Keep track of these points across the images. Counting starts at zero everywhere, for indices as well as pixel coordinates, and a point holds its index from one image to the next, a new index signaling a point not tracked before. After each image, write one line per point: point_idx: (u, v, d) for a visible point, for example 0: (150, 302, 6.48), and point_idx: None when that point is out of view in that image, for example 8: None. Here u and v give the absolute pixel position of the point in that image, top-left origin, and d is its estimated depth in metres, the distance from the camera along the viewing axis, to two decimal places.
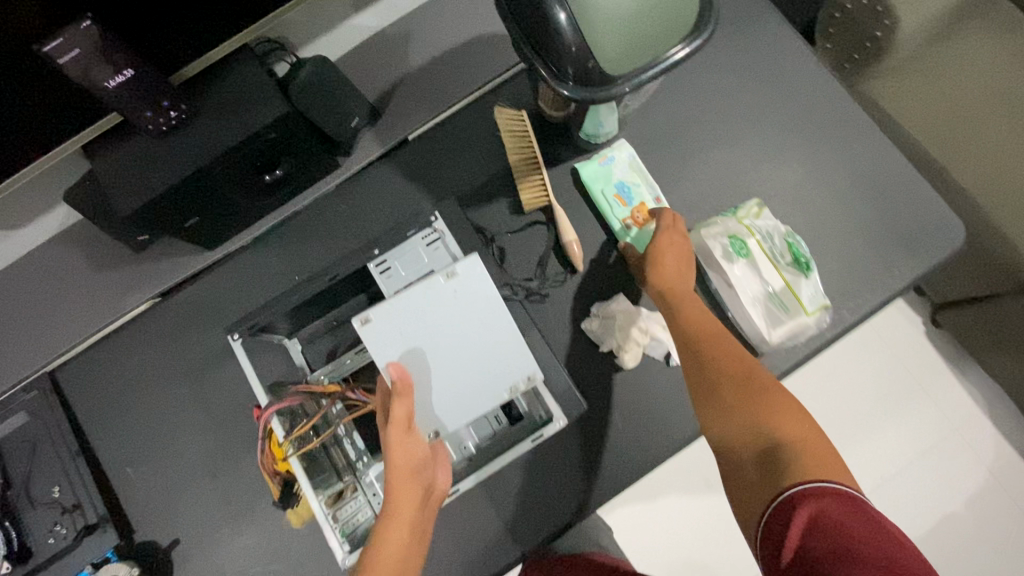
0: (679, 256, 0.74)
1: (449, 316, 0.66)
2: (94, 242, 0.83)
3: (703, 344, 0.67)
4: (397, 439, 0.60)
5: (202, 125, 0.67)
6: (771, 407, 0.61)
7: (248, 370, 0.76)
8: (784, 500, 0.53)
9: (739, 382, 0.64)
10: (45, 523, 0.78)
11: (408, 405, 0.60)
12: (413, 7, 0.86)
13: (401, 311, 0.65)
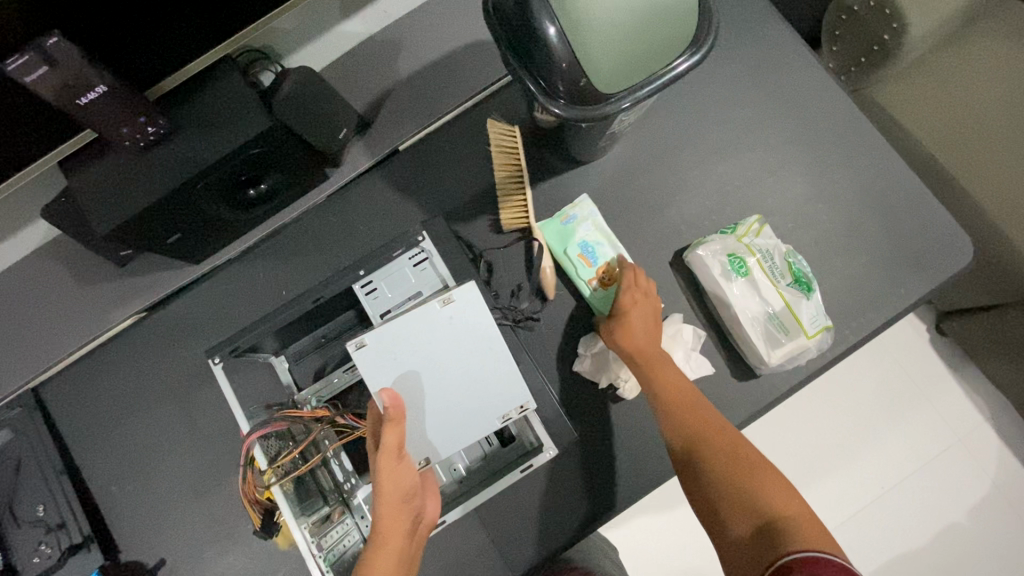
0: (649, 315, 0.71)
1: (444, 339, 0.63)
2: (77, 255, 0.81)
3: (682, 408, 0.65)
4: (387, 468, 0.57)
5: (182, 140, 0.65)
6: (758, 477, 0.59)
7: (228, 394, 0.71)
8: (781, 568, 0.51)
9: (722, 451, 0.62)
10: (28, 543, 0.76)
11: (400, 433, 0.57)
12: (403, 13, 0.83)
13: (396, 333, 0.62)
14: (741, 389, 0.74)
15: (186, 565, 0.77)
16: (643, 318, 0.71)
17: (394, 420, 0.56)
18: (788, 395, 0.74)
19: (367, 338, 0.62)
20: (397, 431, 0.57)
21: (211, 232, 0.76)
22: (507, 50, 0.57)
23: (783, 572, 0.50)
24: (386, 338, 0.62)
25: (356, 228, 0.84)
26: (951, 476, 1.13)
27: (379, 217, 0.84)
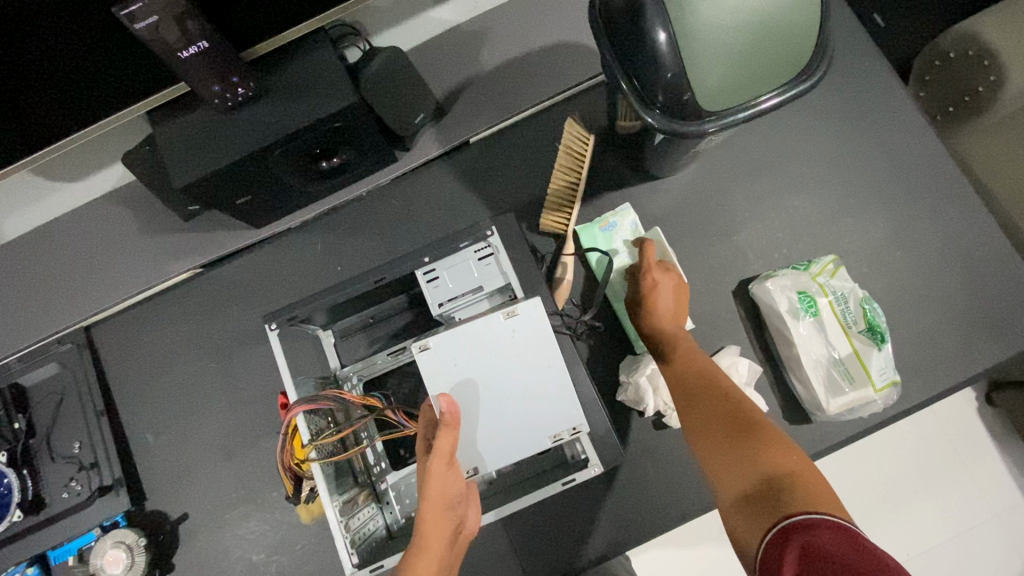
0: (668, 298, 0.70)
1: (505, 347, 0.62)
2: (146, 205, 0.83)
3: (689, 383, 0.63)
4: (435, 470, 0.57)
5: (268, 104, 0.66)
6: (759, 443, 0.54)
7: (280, 362, 0.68)
8: (780, 530, 0.46)
9: (723, 418, 0.58)
10: (63, 477, 0.78)
11: (452, 437, 0.57)
12: (493, 7, 0.83)
13: (458, 336, 0.63)
14: (791, 432, 0.71)
15: (206, 525, 0.77)
16: (665, 298, 0.70)
17: (449, 426, 0.56)
18: (840, 445, 0.71)
19: (430, 341, 0.62)
20: (451, 435, 0.57)
21: (280, 199, 0.77)
22: (609, 54, 0.57)
23: (780, 534, 0.46)
24: (449, 341, 0.62)
25: (417, 213, 0.84)
26: (989, 555, 1.07)
27: (442, 205, 0.83)
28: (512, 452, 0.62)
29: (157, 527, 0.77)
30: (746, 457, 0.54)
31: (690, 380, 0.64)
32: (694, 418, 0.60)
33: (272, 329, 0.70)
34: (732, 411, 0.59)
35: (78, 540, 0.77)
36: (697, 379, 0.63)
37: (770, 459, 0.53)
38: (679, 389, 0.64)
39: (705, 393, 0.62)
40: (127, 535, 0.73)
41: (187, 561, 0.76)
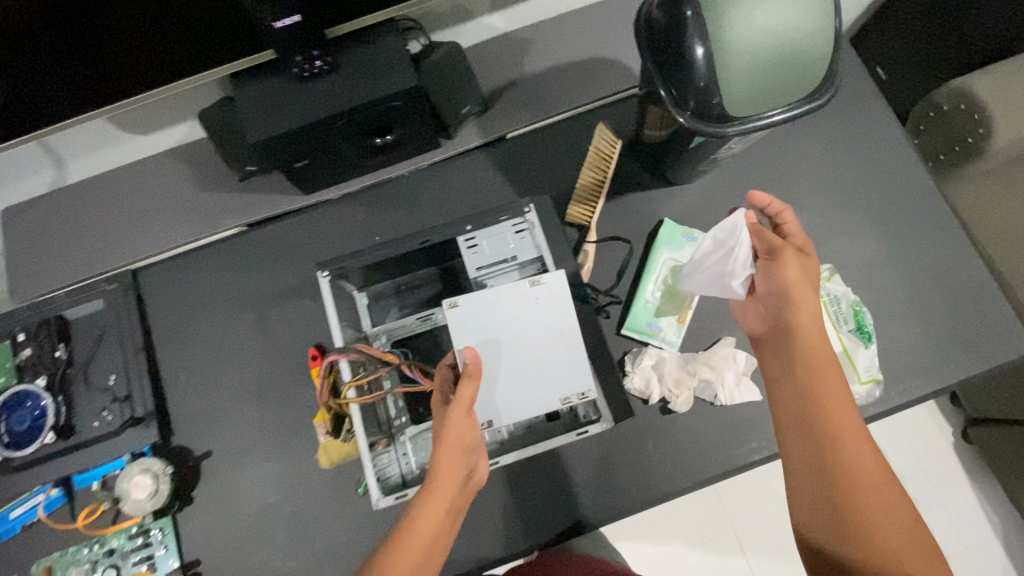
0: (805, 292, 0.66)
1: (529, 312, 0.69)
2: (205, 164, 0.90)
3: (836, 417, 0.61)
4: (455, 417, 0.63)
5: (338, 79, 0.73)
6: (902, 524, 0.57)
7: (330, 310, 0.76)
8: None
9: (864, 479, 0.58)
10: (97, 406, 0.83)
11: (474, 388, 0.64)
12: (538, 21, 0.92)
13: (488, 300, 0.69)
14: None
15: (227, 464, 0.81)
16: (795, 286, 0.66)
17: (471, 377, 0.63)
18: None
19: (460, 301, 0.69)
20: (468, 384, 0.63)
21: (331, 167, 0.84)
22: (651, 63, 0.66)
23: None
24: (478, 302, 0.69)
25: (453, 196, 0.91)
26: None
27: (477, 190, 0.90)
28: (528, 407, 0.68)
29: (180, 462, 0.80)
30: (894, 539, 0.56)
31: (828, 410, 0.61)
32: (836, 466, 0.59)
33: (324, 276, 0.77)
34: (880, 475, 0.59)
35: (105, 467, 0.80)
36: (839, 417, 0.61)
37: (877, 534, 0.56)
38: (813, 419, 0.62)
39: (851, 431, 0.60)
40: (154, 464, 0.77)
41: (207, 496, 0.80)
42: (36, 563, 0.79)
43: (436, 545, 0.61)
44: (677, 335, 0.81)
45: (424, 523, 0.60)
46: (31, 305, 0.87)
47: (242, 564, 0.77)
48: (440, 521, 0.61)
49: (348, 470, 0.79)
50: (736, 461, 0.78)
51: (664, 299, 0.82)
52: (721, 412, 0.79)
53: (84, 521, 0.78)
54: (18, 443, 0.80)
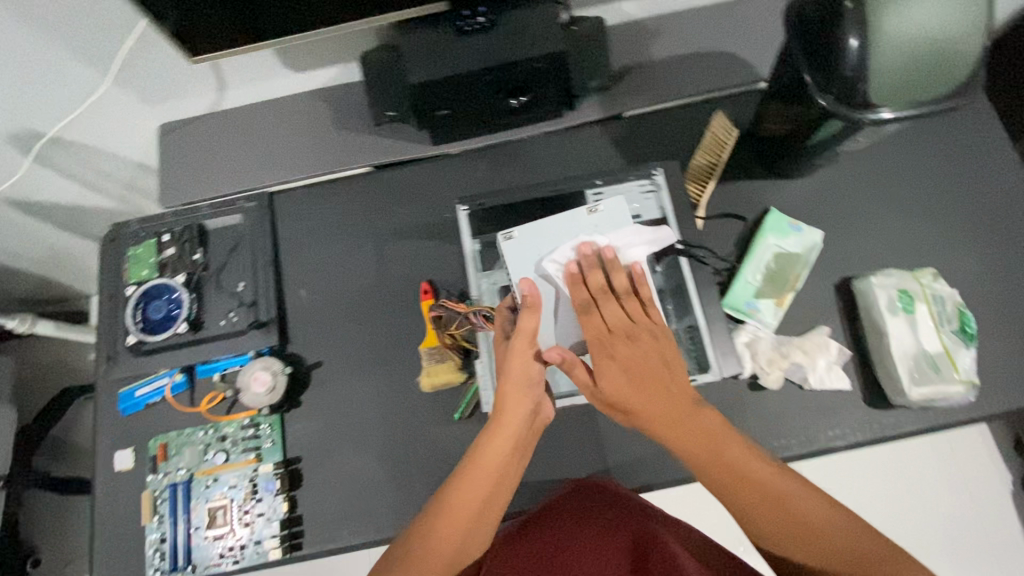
0: (614, 297, 0.67)
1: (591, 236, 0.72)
2: (344, 104, 0.97)
3: (691, 452, 0.62)
4: (518, 353, 0.68)
5: (494, 36, 0.79)
6: (818, 535, 0.58)
7: (464, 239, 0.82)
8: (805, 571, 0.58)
9: (756, 490, 0.60)
10: (225, 307, 0.91)
11: (534, 320, 0.67)
12: (669, 12, 0.98)
13: (544, 232, 0.72)
14: (865, 413, 0.81)
15: (335, 376, 0.88)
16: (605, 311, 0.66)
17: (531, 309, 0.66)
18: (908, 434, 0.80)
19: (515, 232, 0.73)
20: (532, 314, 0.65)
21: (465, 120, 0.91)
22: (796, 49, 0.70)
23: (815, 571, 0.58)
24: (532, 235, 0.72)
25: (569, 161, 0.96)
26: None
27: (591, 160, 0.95)
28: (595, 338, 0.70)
29: (294, 367, 0.88)
30: (798, 544, 0.58)
31: (708, 440, 0.62)
32: (729, 483, 0.61)
33: (462, 211, 0.84)
34: (788, 491, 0.60)
35: (223, 363, 0.88)
36: (700, 432, 0.62)
37: (790, 509, 0.59)
38: (695, 466, 0.63)
39: (704, 441, 0.62)
40: (274, 364, 0.85)
41: (314, 403, 0.87)
42: (151, 439, 0.87)
43: (502, 479, 0.68)
44: (774, 317, 0.84)
45: (492, 457, 0.67)
46: (176, 212, 0.96)
47: (339, 468, 0.84)
48: (506, 452, 0.68)
49: (448, 395, 0.85)
50: (818, 445, 0.80)
51: (764, 281, 0.85)
52: (808, 397, 0.82)
53: (206, 405, 0.87)
54: (155, 328, 0.90)
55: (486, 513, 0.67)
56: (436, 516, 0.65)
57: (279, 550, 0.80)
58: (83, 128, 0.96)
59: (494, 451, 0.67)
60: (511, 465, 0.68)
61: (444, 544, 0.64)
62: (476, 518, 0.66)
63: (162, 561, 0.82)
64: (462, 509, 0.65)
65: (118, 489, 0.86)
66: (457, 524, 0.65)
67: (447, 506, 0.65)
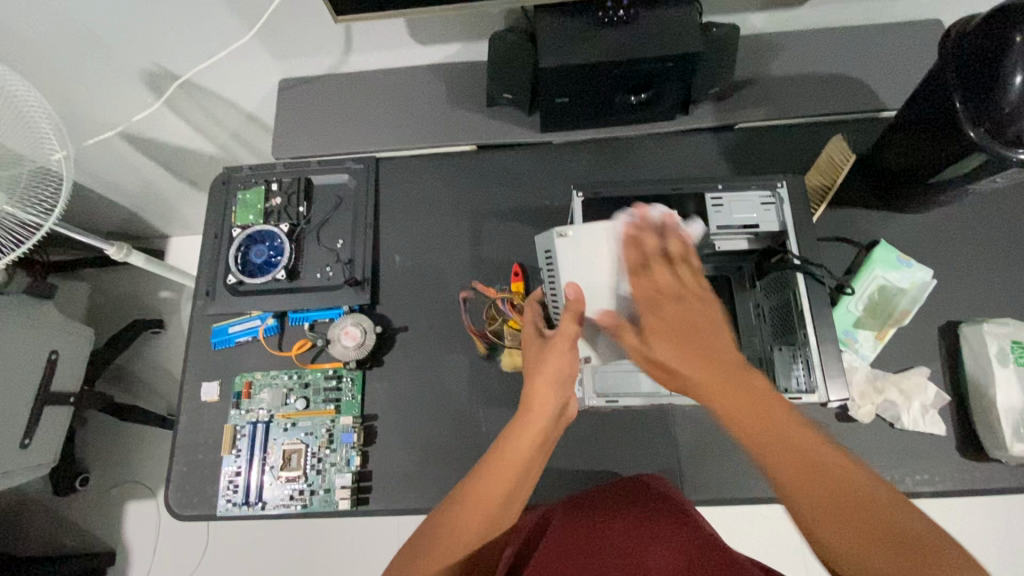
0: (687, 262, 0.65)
1: (640, 251, 0.68)
2: (458, 82, 0.99)
3: (755, 436, 0.53)
4: (557, 348, 0.67)
5: (631, 31, 0.79)
6: (865, 521, 0.47)
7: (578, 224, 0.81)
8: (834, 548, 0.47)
9: (812, 465, 0.50)
10: (322, 261, 0.94)
11: (574, 323, 0.66)
12: (797, 29, 0.95)
13: (598, 238, 0.69)
14: (958, 463, 0.78)
15: (420, 343, 0.91)
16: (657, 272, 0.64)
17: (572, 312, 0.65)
18: (1003, 493, 0.77)
19: (570, 232, 0.69)
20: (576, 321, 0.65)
21: (580, 110, 0.90)
22: (951, 74, 0.68)
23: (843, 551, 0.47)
24: (588, 237, 0.69)
25: (674, 166, 0.96)
26: None
27: (697, 169, 0.95)
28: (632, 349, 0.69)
29: (382, 328, 0.90)
30: (855, 540, 0.46)
31: (758, 405, 0.54)
32: (754, 431, 0.53)
33: (577, 196, 0.82)
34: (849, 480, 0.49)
35: (315, 313, 0.92)
36: (755, 406, 0.54)
37: (821, 464, 0.50)
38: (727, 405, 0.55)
39: (766, 422, 0.53)
40: (365, 321, 0.87)
41: (397, 366, 0.90)
42: (239, 376, 0.91)
43: (527, 474, 0.63)
44: (872, 350, 0.82)
45: (517, 449, 0.62)
46: (287, 164, 1.00)
47: (414, 431, 0.86)
48: (529, 452, 0.63)
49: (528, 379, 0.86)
50: (904, 489, 0.77)
51: (865, 312, 0.81)
52: (897, 436, 0.79)
53: (296, 351, 0.90)
54: (254, 271, 0.92)
55: (510, 506, 0.61)
56: (456, 504, 0.59)
57: (347, 502, 0.82)
58: (213, 74, 1.00)
59: (520, 444, 0.63)
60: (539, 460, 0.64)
61: (468, 532, 0.58)
62: (501, 511, 0.60)
63: (235, 494, 0.85)
64: (482, 505, 0.59)
65: (203, 417, 0.90)
66: (478, 514, 0.58)
67: (469, 494, 0.60)
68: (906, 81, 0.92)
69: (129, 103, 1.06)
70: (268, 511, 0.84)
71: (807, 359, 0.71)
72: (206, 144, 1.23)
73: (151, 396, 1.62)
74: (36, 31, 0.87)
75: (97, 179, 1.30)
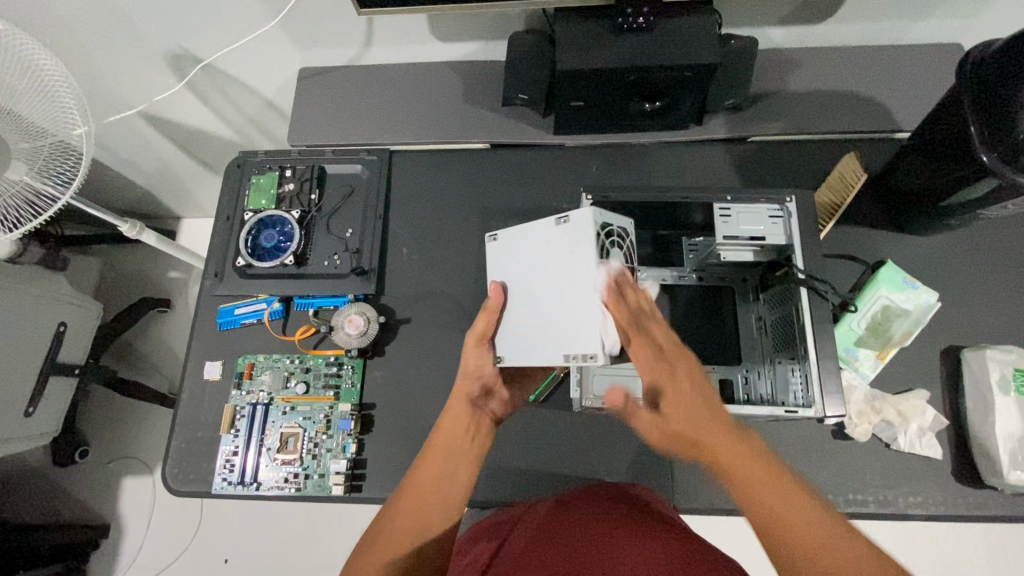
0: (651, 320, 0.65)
1: (552, 251, 0.70)
2: (475, 81, 1.00)
3: (728, 465, 0.56)
4: (470, 346, 0.76)
5: (650, 38, 0.79)
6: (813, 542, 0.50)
7: None
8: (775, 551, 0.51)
9: (769, 490, 0.53)
10: (329, 250, 0.95)
11: (483, 321, 0.75)
12: (816, 47, 0.95)
13: (519, 240, 0.75)
14: (952, 488, 0.78)
15: (421, 335, 0.91)
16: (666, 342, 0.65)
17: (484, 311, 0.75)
18: (997, 521, 0.76)
19: (499, 236, 0.78)
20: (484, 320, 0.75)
21: (593, 114, 0.91)
22: (968, 99, 0.68)
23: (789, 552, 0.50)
24: (511, 238, 0.76)
25: (683, 175, 0.96)
26: None
27: (707, 179, 0.96)
28: (528, 349, 0.70)
29: (385, 318, 0.91)
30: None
31: (745, 466, 0.55)
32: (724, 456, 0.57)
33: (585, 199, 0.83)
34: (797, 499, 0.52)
35: (322, 299, 0.93)
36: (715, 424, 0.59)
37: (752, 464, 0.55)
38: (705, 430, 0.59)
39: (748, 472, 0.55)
40: (368, 310, 0.88)
41: (398, 357, 0.90)
42: (242, 356, 0.92)
43: (461, 457, 0.70)
44: (872, 370, 0.81)
45: (443, 434, 0.72)
46: (301, 152, 1.01)
47: (411, 423, 0.87)
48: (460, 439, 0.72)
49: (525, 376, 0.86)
50: (897, 510, 0.77)
51: (868, 332, 0.81)
52: (892, 456, 0.79)
53: (299, 336, 0.91)
54: (263, 256, 0.94)
55: (446, 492, 0.66)
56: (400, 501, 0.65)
57: (340, 488, 0.83)
58: (235, 59, 1.02)
59: (445, 432, 0.72)
60: (463, 445, 0.72)
61: (404, 533, 0.62)
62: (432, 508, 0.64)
63: (231, 473, 0.86)
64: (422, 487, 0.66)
65: (204, 396, 0.91)
66: (418, 504, 0.64)
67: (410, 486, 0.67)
68: (923, 103, 0.92)
69: (152, 84, 1.08)
70: (262, 493, 0.85)
71: (806, 373, 0.71)
72: (223, 129, 1.25)
73: (154, 373, 1.63)
74: (66, 9, 0.89)
75: (115, 156, 1.32)
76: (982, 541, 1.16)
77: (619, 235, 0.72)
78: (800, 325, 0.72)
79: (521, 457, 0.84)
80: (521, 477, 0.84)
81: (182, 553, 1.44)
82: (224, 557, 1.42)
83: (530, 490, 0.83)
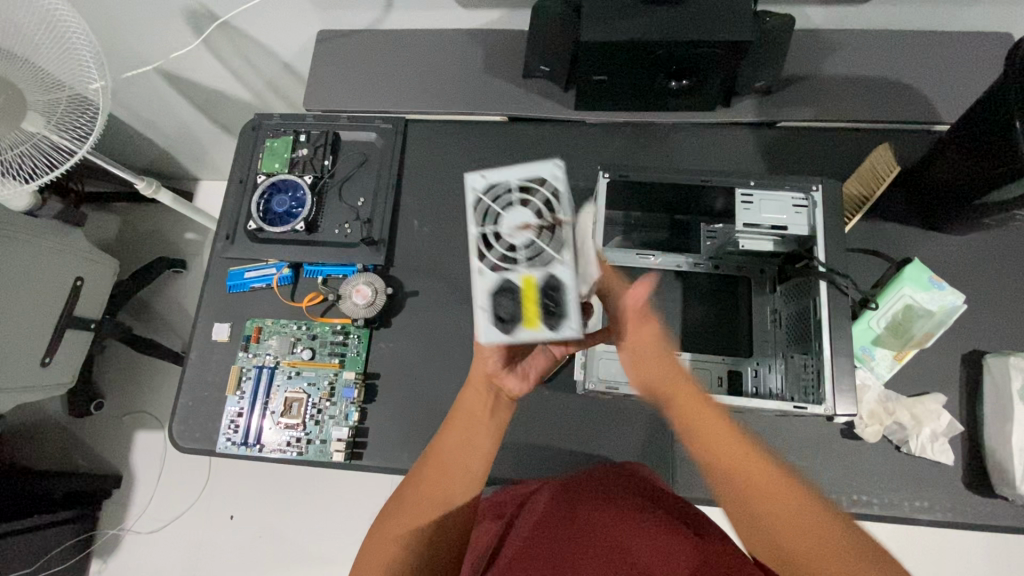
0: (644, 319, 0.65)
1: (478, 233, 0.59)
2: (495, 50, 0.96)
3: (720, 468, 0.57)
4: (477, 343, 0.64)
5: (677, 13, 0.75)
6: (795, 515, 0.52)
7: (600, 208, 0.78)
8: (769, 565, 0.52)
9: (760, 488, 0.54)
10: (340, 218, 0.94)
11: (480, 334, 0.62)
12: (857, 30, 0.90)
13: None
14: (962, 497, 0.76)
15: (429, 308, 0.91)
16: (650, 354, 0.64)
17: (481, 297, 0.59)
18: (1006, 531, 0.74)
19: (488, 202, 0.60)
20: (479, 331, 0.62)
21: (616, 90, 0.87)
22: (1015, 90, 0.64)
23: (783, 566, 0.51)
24: None
25: (707, 158, 0.93)
26: None
27: (730, 164, 0.92)
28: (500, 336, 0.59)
29: (393, 290, 0.91)
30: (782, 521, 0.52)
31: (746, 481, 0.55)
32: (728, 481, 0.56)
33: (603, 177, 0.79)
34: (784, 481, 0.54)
35: (331, 268, 0.93)
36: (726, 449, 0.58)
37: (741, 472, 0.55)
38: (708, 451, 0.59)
39: (718, 443, 0.59)
40: (377, 282, 0.87)
41: (404, 328, 0.90)
42: (251, 320, 0.93)
43: (483, 426, 0.66)
44: (888, 370, 0.79)
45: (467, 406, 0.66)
46: (317, 117, 1.00)
47: (414, 395, 0.87)
48: (480, 413, 0.66)
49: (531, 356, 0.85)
50: (901, 514, 0.75)
51: (887, 331, 0.78)
52: (901, 459, 0.77)
53: (307, 303, 0.91)
54: (274, 220, 0.93)
55: (470, 473, 0.63)
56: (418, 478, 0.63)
57: (341, 455, 0.83)
58: (251, 17, 1.00)
59: (466, 408, 0.66)
60: (490, 422, 0.66)
61: (420, 510, 0.60)
62: (451, 501, 0.61)
63: (235, 434, 0.87)
64: (442, 462, 0.64)
65: (213, 357, 0.92)
66: (437, 480, 0.62)
67: (431, 457, 0.64)
68: (967, 93, 0.87)
69: (169, 40, 1.06)
70: (265, 454, 0.86)
71: (819, 369, 0.69)
72: (240, 90, 1.24)
73: (168, 332, 1.66)
74: None
75: (134, 114, 1.32)
76: (986, 549, 1.15)
77: (522, 193, 0.56)
78: (817, 319, 0.70)
79: (522, 435, 0.84)
80: (521, 456, 0.83)
81: (189, 508, 1.48)
82: (230, 513, 1.46)
83: (530, 468, 0.83)
